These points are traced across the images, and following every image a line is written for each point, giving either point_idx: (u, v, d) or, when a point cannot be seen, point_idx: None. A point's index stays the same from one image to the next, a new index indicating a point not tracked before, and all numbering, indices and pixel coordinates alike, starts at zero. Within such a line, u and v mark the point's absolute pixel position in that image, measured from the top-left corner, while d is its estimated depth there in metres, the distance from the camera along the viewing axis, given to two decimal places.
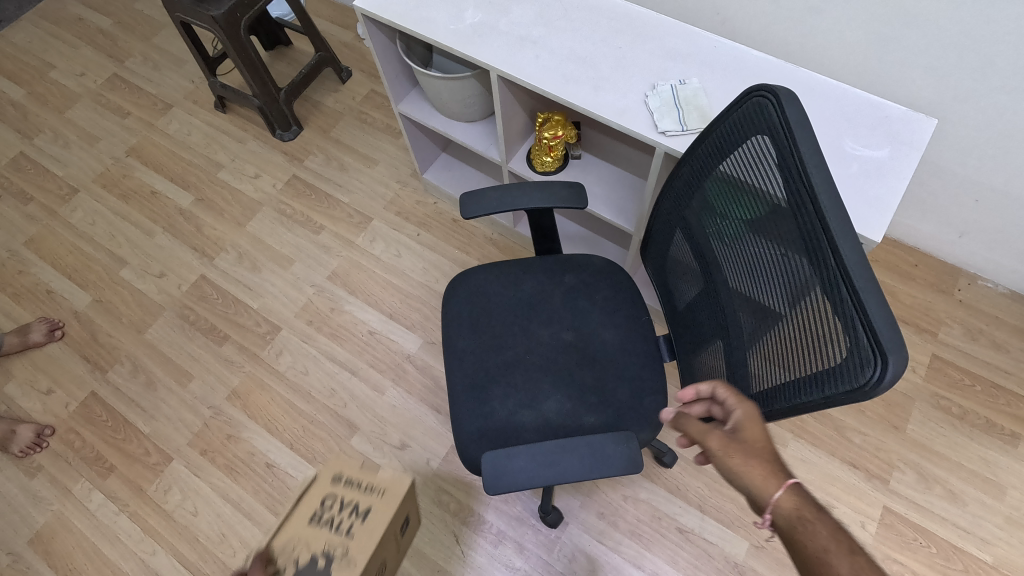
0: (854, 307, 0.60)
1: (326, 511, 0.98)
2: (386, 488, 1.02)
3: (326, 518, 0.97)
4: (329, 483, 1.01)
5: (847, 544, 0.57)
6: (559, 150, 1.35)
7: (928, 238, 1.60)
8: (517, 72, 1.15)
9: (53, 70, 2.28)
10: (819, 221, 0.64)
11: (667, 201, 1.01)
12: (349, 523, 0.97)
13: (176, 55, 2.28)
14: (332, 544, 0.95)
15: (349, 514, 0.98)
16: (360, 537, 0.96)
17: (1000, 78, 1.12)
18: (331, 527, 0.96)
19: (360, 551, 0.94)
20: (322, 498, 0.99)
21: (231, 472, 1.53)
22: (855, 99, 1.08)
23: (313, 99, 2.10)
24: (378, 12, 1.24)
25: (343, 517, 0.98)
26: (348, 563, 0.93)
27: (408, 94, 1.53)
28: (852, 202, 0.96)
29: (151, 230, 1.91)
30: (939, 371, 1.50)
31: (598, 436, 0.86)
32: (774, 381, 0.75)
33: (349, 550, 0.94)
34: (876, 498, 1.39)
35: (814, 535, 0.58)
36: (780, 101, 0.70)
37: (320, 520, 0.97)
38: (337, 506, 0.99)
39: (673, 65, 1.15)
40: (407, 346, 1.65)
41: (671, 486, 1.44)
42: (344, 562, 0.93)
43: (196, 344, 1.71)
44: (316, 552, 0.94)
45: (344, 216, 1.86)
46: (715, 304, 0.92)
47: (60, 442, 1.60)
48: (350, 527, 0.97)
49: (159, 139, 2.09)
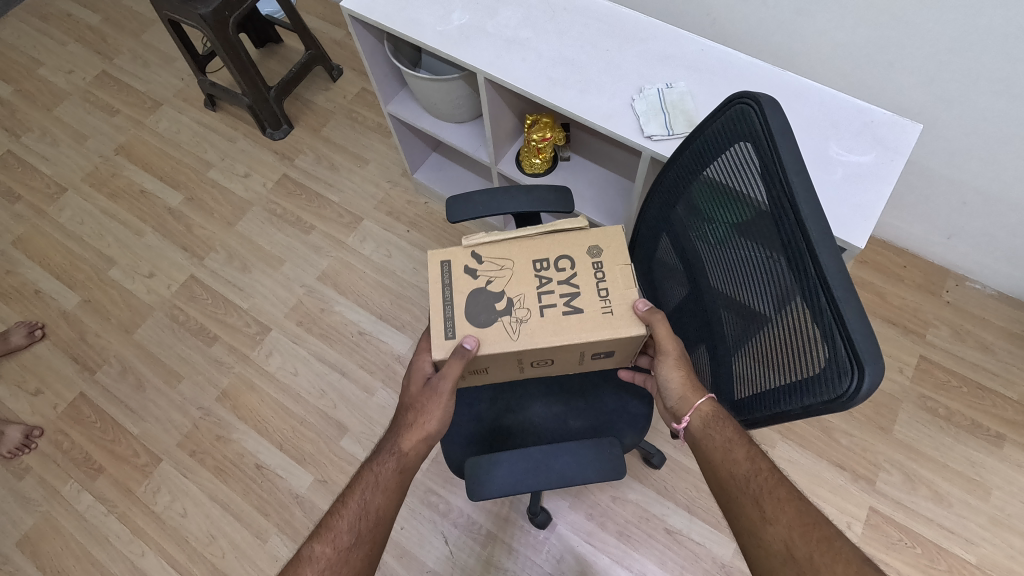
0: (833, 317, 0.60)
1: (546, 269, 0.90)
2: (617, 311, 0.85)
3: (538, 270, 0.90)
4: (582, 251, 0.91)
5: (766, 475, 0.73)
6: (548, 152, 1.35)
7: (916, 239, 1.60)
8: (504, 75, 1.14)
9: (41, 67, 2.26)
10: (799, 230, 0.64)
11: (654, 205, 1.01)
12: (554, 306, 0.86)
13: (165, 51, 2.26)
14: (525, 302, 0.87)
15: (562, 280, 0.88)
16: (553, 323, 0.85)
17: (987, 82, 1.12)
18: (538, 282, 0.88)
19: (527, 333, 0.84)
20: (548, 255, 0.91)
21: (221, 473, 1.53)
22: (840, 103, 1.08)
23: (304, 97, 2.09)
24: (365, 13, 1.23)
25: (558, 279, 0.88)
26: (515, 337, 0.84)
27: (397, 94, 1.53)
28: (836, 208, 0.96)
29: (140, 229, 1.90)
30: (926, 373, 1.51)
31: (581, 443, 0.86)
32: (759, 388, 0.75)
33: (525, 318, 0.86)
34: (862, 499, 1.40)
35: (738, 465, 0.75)
36: (763, 108, 0.70)
37: (535, 267, 0.90)
38: (559, 268, 0.89)
39: (660, 69, 1.15)
40: (397, 347, 1.65)
41: (659, 487, 1.44)
42: (513, 331, 0.85)
43: (185, 345, 1.71)
44: (513, 299, 0.87)
45: (334, 216, 1.86)
46: (701, 308, 0.92)
47: (48, 443, 1.60)
48: (550, 306, 0.86)
49: (148, 137, 2.07)
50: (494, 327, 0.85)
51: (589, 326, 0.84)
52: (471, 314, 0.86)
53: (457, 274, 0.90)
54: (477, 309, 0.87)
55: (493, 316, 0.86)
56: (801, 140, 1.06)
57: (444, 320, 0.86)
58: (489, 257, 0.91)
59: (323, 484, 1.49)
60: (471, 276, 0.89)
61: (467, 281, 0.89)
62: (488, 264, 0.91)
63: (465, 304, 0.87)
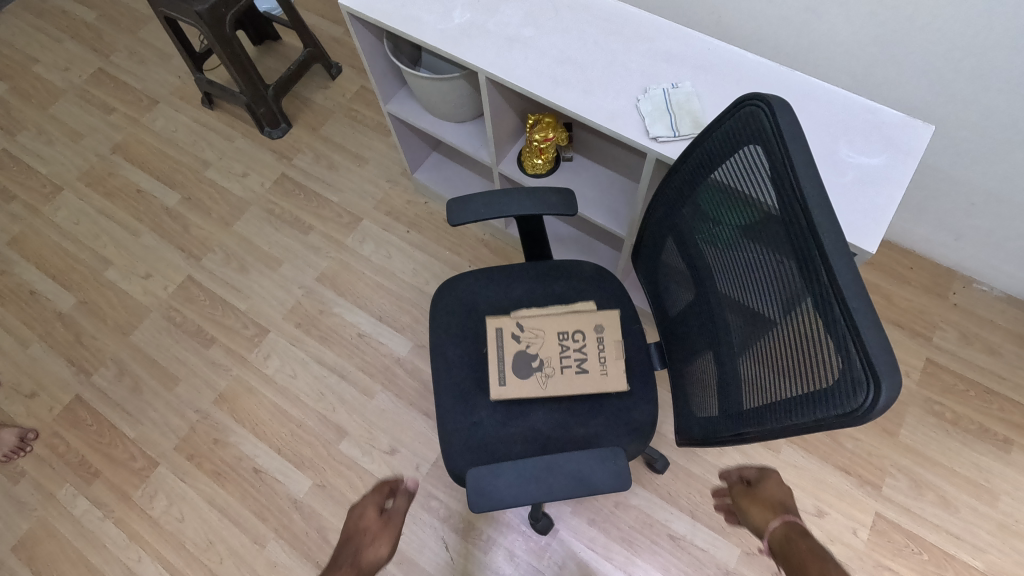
0: (847, 327, 0.58)
1: (568, 342, 1.07)
2: (612, 372, 1.05)
3: (560, 342, 1.07)
4: (590, 326, 1.09)
5: None
6: (550, 152, 1.33)
7: (923, 240, 1.58)
8: (506, 74, 1.12)
9: (36, 65, 2.24)
10: (811, 237, 0.62)
11: (659, 208, 0.99)
12: (570, 367, 1.05)
13: (162, 49, 2.23)
14: (551, 363, 1.06)
15: (577, 355, 1.06)
16: (568, 379, 1.04)
17: (999, 81, 1.10)
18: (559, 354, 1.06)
19: (553, 389, 1.04)
20: (566, 326, 1.09)
21: (218, 478, 1.51)
22: (850, 103, 1.06)
23: (303, 96, 2.07)
24: (364, 11, 1.21)
25: (573, 352, 1.07)
26: (544, 386, 1.04)
27: (397, 93, 1.50)
28: (846, 212, 0.94)
29: (137, 229, 1.88)
30: (933, 376, 1.49)
31: (584, 453, 0.85)
32: (767, 398, 0.73)
33: (550, 380, 1.04)
34: (868, 505, 1.38)
35: None
36: (773, 110, 0.67)
37: (559, 339, 1.08)
38: (577, 343, 1.07)
39: (665, 68, 1.12)
40: (397, 349, 1.63)
41: (662, 492, 1.42)
42: (542, 383, 1.04)
43: (182, 347, 1.69)
44: (545, 360, 1.06)
45: (333, 216, 1.83)
46: (707, 314, 0.89)
47: (43, 446, 1.58)
48: (569, 366, 1.05)
49: (145, 136, 2.05)
50: (527, 381, 1.04)
51: (598, 388, 1.04)
52: (516, 369, 1.05)
53: (506, 341, 1.07)
54: (517, 365, 1.05)
55: (529, 372, 1.05)
56: (810, 141, 1.03)
57: (496, 372, 1.05)
58: (521, 327, 1.08)
59: (322, 488, 1.48)
60: (507, 345, 1.06)
61: (512, 345, 1.07)
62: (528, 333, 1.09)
63: (512, 362, 1.06)
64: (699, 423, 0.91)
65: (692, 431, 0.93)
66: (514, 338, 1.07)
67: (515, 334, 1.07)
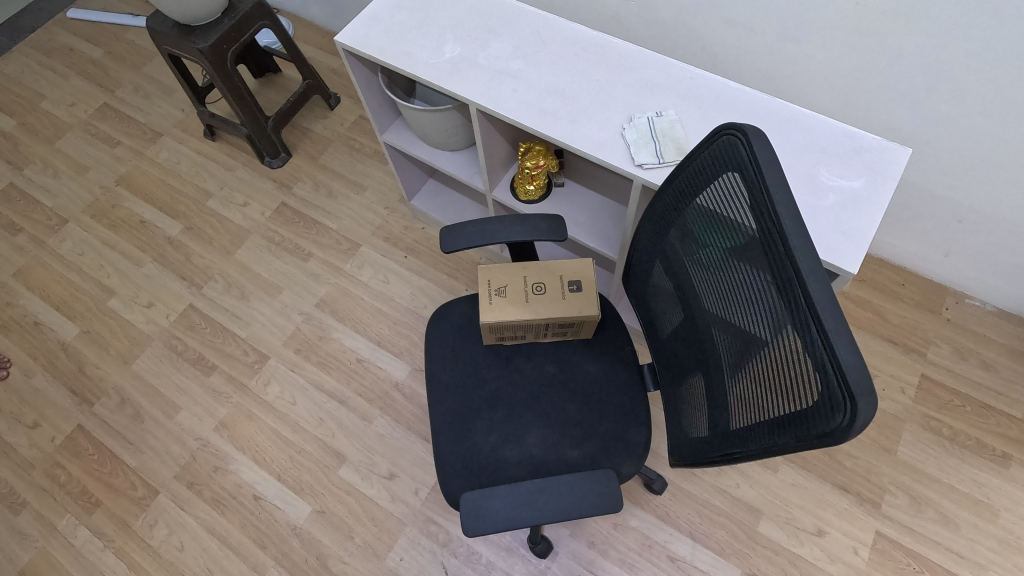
0: (825, 349, 0.59)
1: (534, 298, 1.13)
2: (583, 328, 1.12)
3: (532, 288, 1.14)
4: (558, 273, 1.16)
5: None
6: (542, 179, 1.37)
7: (913, 257, 1.60)
8: (496, 106, 1.16)
9: (43, 101, 2.30)
10: (789, 261, 0.63)
11: (647, 232, 1.01)
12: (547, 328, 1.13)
13: (166, 83, 2.30)
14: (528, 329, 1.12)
15: (550, 292, 1.12)
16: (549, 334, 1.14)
17: (974, 104, 1.13)
18: (534, 295, 1.12)
19: (536, 322, 1.09)
20: (537, 278, 1.16)
21: (218, 506, 1.52)
22: (830, 128, 1.09)
23: (302, 126, 2.12)
24: (359, 47, 1.25)
25: (546, 291, 1.13)
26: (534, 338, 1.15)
27: (392, 124, 1.55)
28: (827, 234, 0.97)
29: (140, 259, 1.91)
30: (928, 392, 1.50)
31: (577, 475, 0.86)
32: (753, 418, 0.74)
33: (529, 308, 1.10)
34: (868, 523, 1.38)
35: None
36: (748, 139, 0.70)
37: (528, 286, 1.14)
38: (541, 287, 1.14)
39: (650, 97, 1.16)
40: (395, 373, 1.65)
41: (661, 514, 1.42)
42: (530, 337, 1.15)
43: (183, 375, 1.71)
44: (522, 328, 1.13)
45: (332, 243, 1.87)
46: (696, 335, 0.91)
47: (45, 476, 1.59)
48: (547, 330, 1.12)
49: (148, 168, 2.09)
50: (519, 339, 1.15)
51: (558, 314, 1.09)
52: (506, 334, 1.13)
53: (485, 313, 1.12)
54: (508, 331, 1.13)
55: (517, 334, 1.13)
56: (792, 164, 1.06)
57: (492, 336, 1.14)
58: (494, 283, 1.15)
59: (321, 514, 1.48)
60: (483, 297, 1.12)
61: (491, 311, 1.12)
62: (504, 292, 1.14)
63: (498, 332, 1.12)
64: (690, 444, 0.91)
65: (683, 452, 0.93)
66: (489, 292, 1.13)
67: (489, 290, 1.13)
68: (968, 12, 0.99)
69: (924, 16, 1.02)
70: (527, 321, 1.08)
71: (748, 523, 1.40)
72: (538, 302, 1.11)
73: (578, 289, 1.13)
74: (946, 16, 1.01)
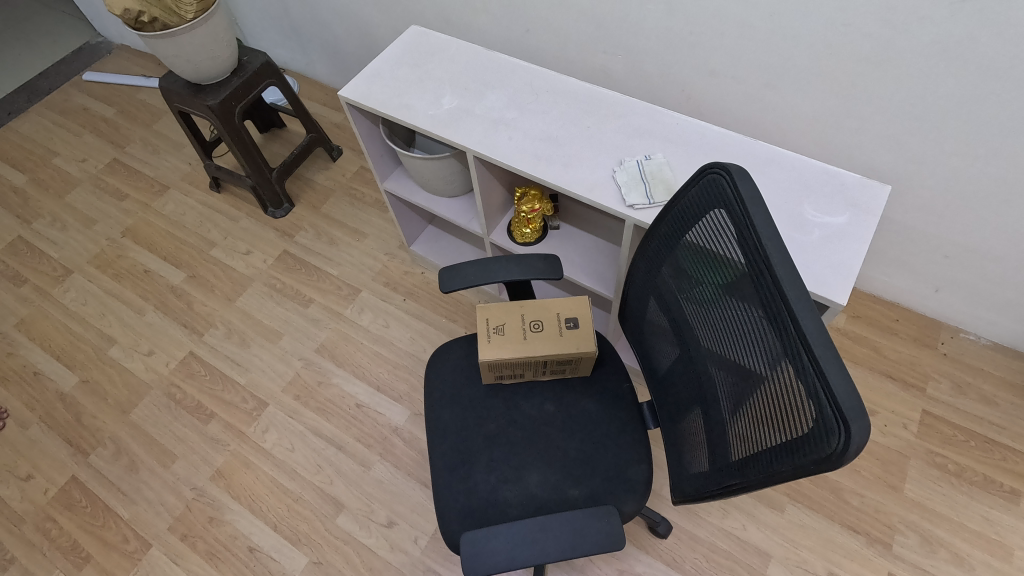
0: (816, 374, 0.60)
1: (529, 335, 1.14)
2: (581, 365, 1.13)
3: (529, 326, 1.16)
4: (554, 311, 1.18)
5: None
6: (538, 222, 1.41)
7: (904, 293, 1.63)
8: (492, 152, 1.21)
9: (55, 157, 2.38)
10: (777, 291, 0.65)
11: (641, 270, 1.04)
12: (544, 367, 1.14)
13: (175, 139, 2.39)
14: (525, 367, 1.13)
15: (547, 329, 1.14)
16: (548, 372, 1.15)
17: (947, 144, 1.18)
18: (531, 332, 1.14)
19: (532, 358, 1.10)
20: (535, 316, 1.18)
21: (211, 558, 1.48)
22: (812, 169, 1.14)
23: (305, 176, 2.19)
24: (361, 100, 1.32)
25: (543, 329, 1.15)
26: (532, 376, 1.16)
27: (392, 172, 1.60)
28: (814, 267, 1.00)
29: (142, 308, 1.94)
30: (931, 428, 1.49)
31: (578, 512, 0.85)
32: (753, 449, 0.74)
33: (527, 347, 1.11)
34: (880, 565, 1.34)
35: None
36: (732, 177, 0.74)
37: (525, 324, 1.16)
38: (537, 325, 1.16)
39: (639, 142, 1.22)
40: (395, 418, 1.64)
41: (667, 559, 1.39)
42: (527, 375, 1.15)
43: (181, 424, 1.69)
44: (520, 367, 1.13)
45: (332, 288, 1.90)
46: (692, 369, 0.91)
47: (35, 531, 1.55)
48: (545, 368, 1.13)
49: (154, 219, 2.15)
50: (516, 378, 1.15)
51: (556, 351, 1.10)
52: (501, 372, 1.13)
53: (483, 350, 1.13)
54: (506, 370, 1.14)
55: (514, 373, 1.14)
56: (776, 203, 1.10)
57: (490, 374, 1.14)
58: (492, 322, 1.17)
59: (317, 566, 1.44)
60: (482, 336, 1.14)
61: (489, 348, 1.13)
62: (501, 329, 1.15)
63: (493, 370, 1.12)
64: (692, 480, 0.90)
65: (686, 488, 0.92)
66: (488, 331, 1.15)
67: (487, 328, 1.15)
68: (931, 58, 1.05)
69: (891, 62, 1.09)
70: (524, 359, 1.09)
71: (756, 567, 1.36)
72: (536, 340, 1.12)
73: (575, 327, 1.15)
74: (913, 61, 1.07)
